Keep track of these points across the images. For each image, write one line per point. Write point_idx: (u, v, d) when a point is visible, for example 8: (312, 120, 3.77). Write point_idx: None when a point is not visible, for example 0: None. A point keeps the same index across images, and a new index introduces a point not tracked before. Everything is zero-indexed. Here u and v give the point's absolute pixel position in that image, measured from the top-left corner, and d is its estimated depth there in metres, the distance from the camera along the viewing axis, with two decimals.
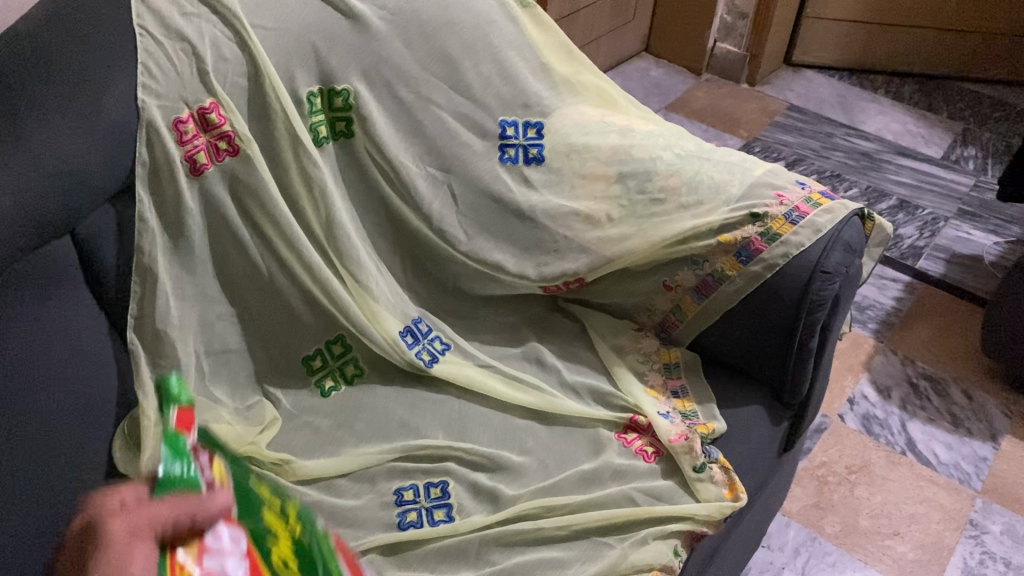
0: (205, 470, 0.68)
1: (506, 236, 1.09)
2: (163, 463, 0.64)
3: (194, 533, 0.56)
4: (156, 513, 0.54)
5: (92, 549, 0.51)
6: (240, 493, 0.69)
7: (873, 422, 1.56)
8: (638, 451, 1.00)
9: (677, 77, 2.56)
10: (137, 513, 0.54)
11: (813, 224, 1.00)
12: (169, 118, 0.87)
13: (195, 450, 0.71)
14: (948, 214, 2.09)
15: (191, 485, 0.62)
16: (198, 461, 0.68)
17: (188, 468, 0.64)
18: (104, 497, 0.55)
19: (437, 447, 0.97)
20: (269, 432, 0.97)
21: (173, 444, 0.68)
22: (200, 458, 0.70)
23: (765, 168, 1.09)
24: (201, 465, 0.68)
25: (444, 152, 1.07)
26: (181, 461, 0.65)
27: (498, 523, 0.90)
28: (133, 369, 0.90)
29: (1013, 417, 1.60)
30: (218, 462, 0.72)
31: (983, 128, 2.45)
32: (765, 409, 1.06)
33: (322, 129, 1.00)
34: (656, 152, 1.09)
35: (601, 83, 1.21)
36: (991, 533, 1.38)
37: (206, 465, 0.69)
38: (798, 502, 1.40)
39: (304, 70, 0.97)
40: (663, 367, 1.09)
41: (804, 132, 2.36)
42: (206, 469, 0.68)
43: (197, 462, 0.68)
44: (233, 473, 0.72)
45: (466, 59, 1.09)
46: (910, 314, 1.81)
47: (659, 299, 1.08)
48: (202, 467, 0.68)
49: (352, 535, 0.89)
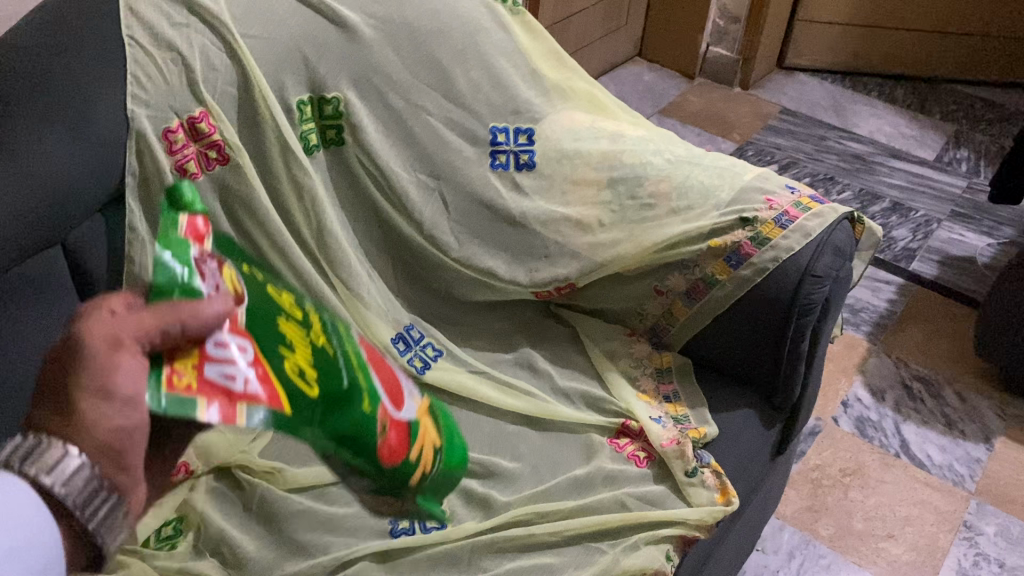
0: (208, 272, 0.59)
1: (498, 241, 1.09)
2: (160, 260, 0.56)
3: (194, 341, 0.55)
4: (145, 319, 0.52)
5: (75, 366, 0.51)
6: (252, 305, 0.63)
7: (867, 425, 1.56)
8: (630, 456, 1.01)
9: (670, 81, 2.56)
10: (126, 322, 0.52)
11: (802, 229, 1.01)
12: (158, 128, 0.88)
13: (194, 237, 0.61)
14: (941, 216, 2.10)
15: (190, 295, 0.55)
16: (198, 257, 0.60)
17: (177, 281, 0.55)
18: (88, 313, 0.53)
19: None
20: (260, 440, 0.98)
21: (172, 234, 0.59)
22: (193, 243, 0.60)
23: (754, 172, 1.09)
24: (205, 272, 0.59)
25: (434, 158, 1.08)
26: (184, 264, 0.56)
27: (491, 529, 0.90)
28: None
29: (1007, 418, 1.60)
30: (228, 270, 0.63)
31: (975, 130, 2.46)
32: (757, 412, 1.06)
33: (313, 137, 1.01)
34: (647, 157, 1.09)
35: (591, 89, 1.21)
36: (985, 534, 1.39)
37: (205, 253, 0.61)
38: (792, 505, 1.40)
39: (294, 78, 0.98)
40: (654, 371, 1.09)
41: (798, 135, 2.37)
42: (198, 256, 0.59)
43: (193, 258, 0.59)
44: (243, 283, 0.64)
45: (456, 66, 1.09)
46: (904, 315, 1.81)
47: (650, 303, 1.09)
48: (213, 273, 0.60)
49: (344, 542, 0.88)
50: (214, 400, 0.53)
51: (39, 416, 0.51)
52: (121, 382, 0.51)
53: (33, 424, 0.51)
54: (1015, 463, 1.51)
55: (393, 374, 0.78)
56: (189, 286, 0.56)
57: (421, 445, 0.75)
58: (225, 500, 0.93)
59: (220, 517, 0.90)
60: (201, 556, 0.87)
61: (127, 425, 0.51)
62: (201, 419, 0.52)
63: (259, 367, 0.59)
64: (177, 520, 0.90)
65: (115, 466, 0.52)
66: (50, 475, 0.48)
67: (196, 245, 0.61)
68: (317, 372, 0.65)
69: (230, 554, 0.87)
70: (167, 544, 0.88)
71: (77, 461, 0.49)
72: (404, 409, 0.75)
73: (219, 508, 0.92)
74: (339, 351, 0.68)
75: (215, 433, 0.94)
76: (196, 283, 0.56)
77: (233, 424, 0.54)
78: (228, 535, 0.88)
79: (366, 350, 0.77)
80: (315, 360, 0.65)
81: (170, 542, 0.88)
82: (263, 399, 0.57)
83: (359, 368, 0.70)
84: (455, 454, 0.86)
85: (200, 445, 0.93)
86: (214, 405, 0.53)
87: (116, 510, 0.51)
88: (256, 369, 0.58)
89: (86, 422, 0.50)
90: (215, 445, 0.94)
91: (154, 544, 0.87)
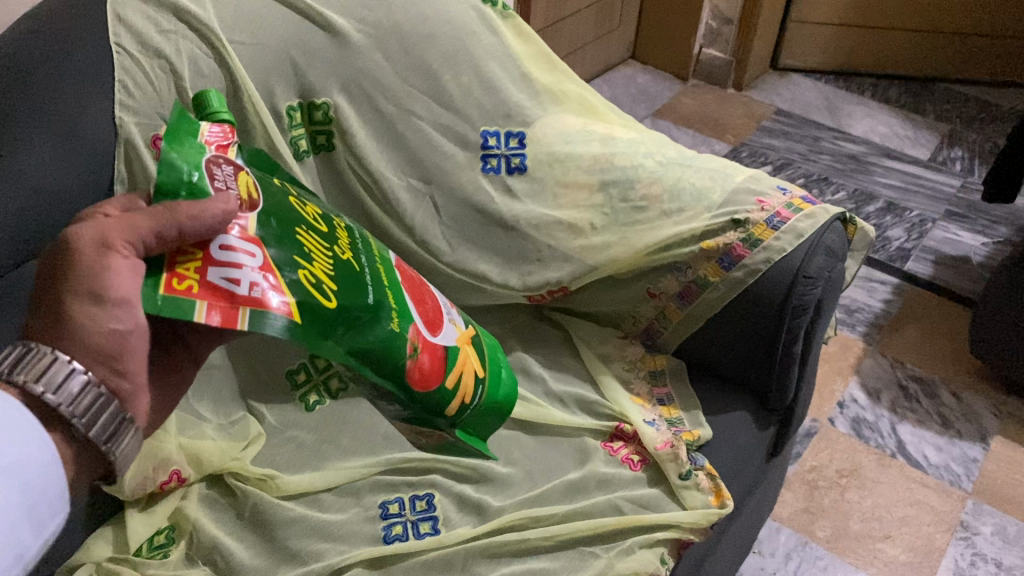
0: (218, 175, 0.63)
1: (490, 246, 1.09)
2: (170, 158, 0.60)
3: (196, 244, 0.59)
4: (141, 223, 0.56)
5: (70, 270, 0.55)
6: (276, 209, 0.68)
7: (863, 426, 1.56)
8: (624, 460, 1.00)
9: (663, 84, 2.56)
10: (122, 225, 0.56)
11: (794, 229, 1.00)
12: (146, 135, 0.87)
13: (217, 145, 0.66)
14: (935, 216, 2.10)
15: (194, 197, 0.59)
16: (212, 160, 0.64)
17: (183, 182, 0.60)
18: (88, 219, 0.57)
19: (422, 460, 0.97)
20: (253, 448, 0.97)
21: (190, 136, 0.64)
22: (211, 148, 0.65)
23: (746, 173, 1.09)
24: (216, 175, 0.63)
25: (425, 163, 1.08)
26: (193, 167, 0.61)
27: (485, 534, 0.90)
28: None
29: (1003, 418, 1.60)
30: (245, 175, 0.66)
31: (969, 129, 2.46)
32: (751, 415, 1.06)
33: (303, 143, 1.02)
34: (638, 159, 1.09)
35: (582, 92, 1.21)
36: (982, 534, 1.38)
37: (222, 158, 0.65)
38: (789, 507, 1.40)
39: (283, 84, 0.98)
40: (649, 374, 1.09)
41: (792, 136, 2.37)
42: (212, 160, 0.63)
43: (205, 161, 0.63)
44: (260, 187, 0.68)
45: (445, 71, 1.09)
46: (899, 316, 1.81)
47: (643, 306, 1.09)
48: (225, 176, 0.64)
49: (337, 549, 0.88)
50: (213, 305, 0.58)
51: (39, 324, 0.55)
52: (115, 284, 0.54)
53: (32, 333, 0.55)
54: (1011, 462, 1.51)
55: (434, 301, 0.85)
56: (194, 187, 0.60)
57: (455, 371, 0.82)
58: (217, 508, 0.92)
59: (212, 526, 0.89)
60: (193, 565, 0.86)
61: (121, 328, 0.55)
62: (199, 320, 0.57)
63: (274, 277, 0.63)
64: (169, 528, 0.90)
65: (113, 371, 0.56)
66: (43, 384, 0.53)
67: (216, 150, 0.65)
68: (338, 285, 0.68)
69: (223, 563, 0.86)
70: (160, 553, 0.87)
71: (74, 368, 0.54)
72: (439, 334, 0.82)
73: (211, 517, 0.91)
74: (366, 267, 0.74)
75: (208, 443, 0.94)
76: (202, 185, 0.60)
77: (235, 328, 0.58)
78: (221, 543, 0.87)
79: (408, 277, 0.83)
80: (339, 275, 0.69)
81: (163, 551, 0.87)
82: (273, 306, 0.61)
83: (386, 287, 0.76)
84: (506, 392, 0.92)
85: (192, 453, 0.93)
86: (214, 309, 0.58)
87: (117, 416, 0.56)
88: (270, 278, 0.62)
89: (81, 327, 0.54)
90: (206, 453, 0.93)
91: (146, 554, 0.86)
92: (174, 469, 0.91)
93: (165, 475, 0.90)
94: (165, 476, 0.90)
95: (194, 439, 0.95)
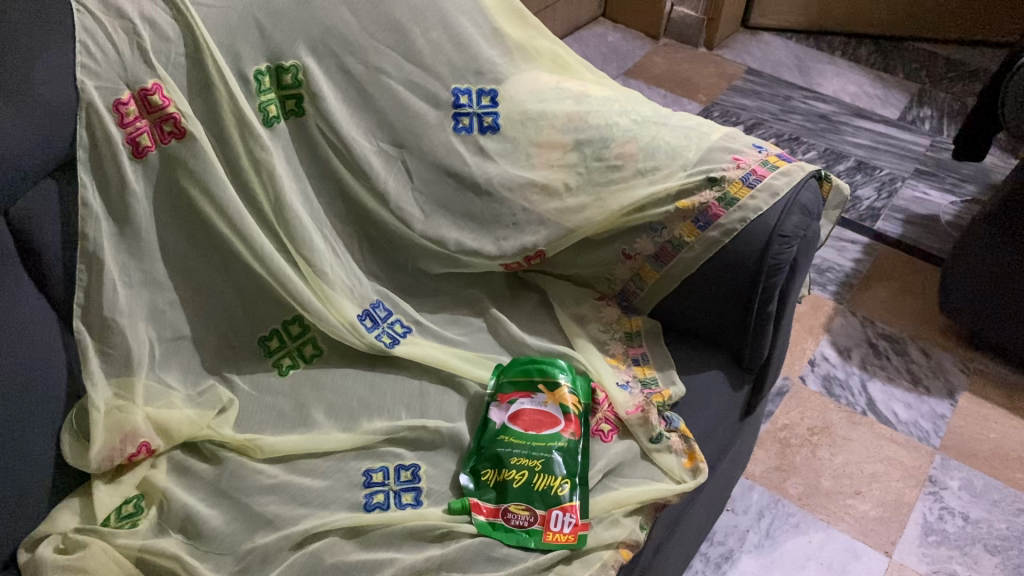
0: (517, 522, 0.88)
1: (463, 210, 1.07)
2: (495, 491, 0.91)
3: (513, 476, 0.91)
4: None
5: None
6: None
7: (833, 383, 1.57)
8: (596, 430, 0.97)
9: (634, 43, 2.53)
10: None
11: (770, 187, 0.99)
12: (108, 100, 0.84)
13: (540, 521, 0.87)
14: (905, 174, 2.11)
15: (507, 479, 0.91)
16: (537, 528, 0.87)
17: (486, 488, 0.91)
18: None
19: (410, 430, 0.96)
20: (228, 414, 0.95)
21: (528, 364, 1.02)
22: (535, 522, 0.87)
23: (722, 131, 1.08)
24: (553, 525, 0.87)
25: (395, 125, 1.05)
26: (545, 364, 1.01)
27: (466, 520, 0.88)
28: (109, 382, 0.88)
29: (970, 374, 1.62)
30: (503, 501, 0.90)
31: (938, 88, 2.47)
32: (725, 374, 1.05)
33: (272, 108, 0.98)
34: (613, 118, 1.07)
35: (555, 48, 1.18)
36: (949, 489, 1.41)
37: (572, 505, 0.88)
38: (761, 465, 1.41)
39: (248, 45, 0.94)
40: (624, 335, 1.08)
41: (764, 96, 2.36)
42: (534, 431, 0.95)
43: (545, 538, 0.86)
44: (500, 458, 0.92)
45: (414, 26, 1.06)
46: (869, 275, 1.82)
47: (619, 268, 1.07)
48: (522, 518, 0.88)
49: (317, 515, 0.87)
50: None
51: None
52: None
53: None
54: (977, 418, 1.54)
55: None
56: (571, 481, 0.90)
57: None
58: (188, 474, 0.90)
59: (184, 494, 0.88)
60: (164, 534, 0.84)
61: None
62: None
63: (575, 415, 0.96)
64: (138, 498, 0.88)
65: None
66: None
67: (565, 515, 0.87)
68: None
69: (193, 527, 0.84)
70: (128, 523, 0.84)
71: None
72: None
73: (182, 484, 0.89)
74: None
75: (177, 413, 0.91)
76: (551, 458, 0.92)
77: None
78: (192, 512, 0.85)
79: (538, 425, 0.96)
80: None
81: (131, 521, 0.85)
82: None
83: None
84: None
85: (159, 423, 0.90)
86: None
87: None
88: None
89: None
90: (176, 423, 0.90)
91: (114, 523, 0.84)
92: (141, 441, 0.88)
93: (133, 447, 0.87)
94: (133, 449, 0.87)
95: (163, 409, 0.91)
